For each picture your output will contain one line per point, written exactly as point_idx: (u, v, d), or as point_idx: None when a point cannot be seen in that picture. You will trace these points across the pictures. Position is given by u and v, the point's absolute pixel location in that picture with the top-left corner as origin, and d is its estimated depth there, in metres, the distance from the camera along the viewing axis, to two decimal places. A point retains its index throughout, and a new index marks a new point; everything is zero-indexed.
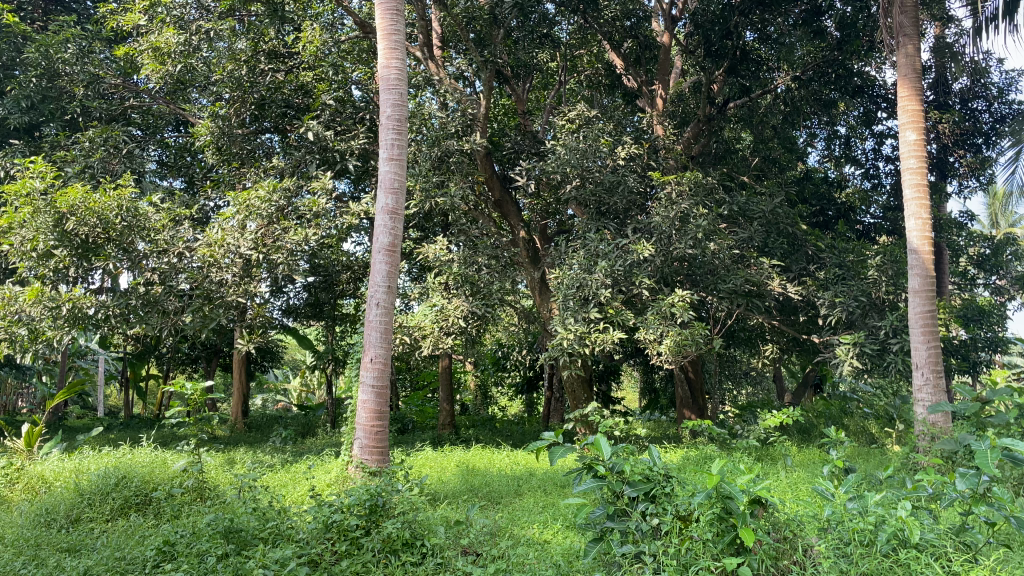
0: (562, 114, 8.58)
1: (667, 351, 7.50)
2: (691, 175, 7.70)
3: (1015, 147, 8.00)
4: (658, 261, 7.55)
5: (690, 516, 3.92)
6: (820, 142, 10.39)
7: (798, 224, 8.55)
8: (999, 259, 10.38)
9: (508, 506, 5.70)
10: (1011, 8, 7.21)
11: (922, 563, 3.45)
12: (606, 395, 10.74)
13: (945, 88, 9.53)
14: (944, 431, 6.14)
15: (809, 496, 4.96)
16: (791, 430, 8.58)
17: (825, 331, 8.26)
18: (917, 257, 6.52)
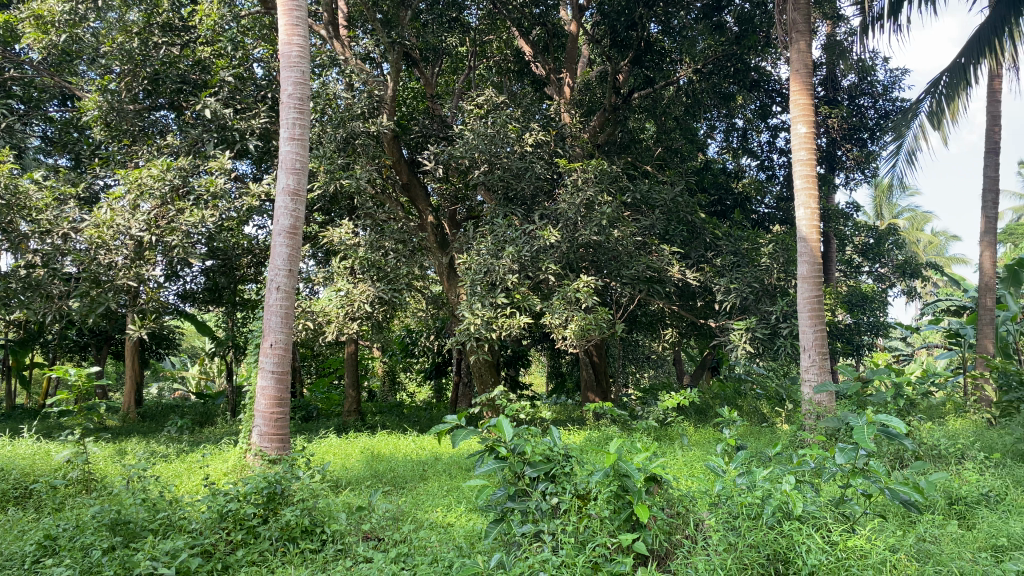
0: (471, 98, 8.58)
1: (572, 336, 7.61)
2: (596, 163, 7.85)
3: (896, 140, 8.48)
4: (563, 247, 7.69)
5: (588, 494, 3.98)
6: (719, 134, 10.88)
7: (698, 212, 8.84)
8: (882, 249, 11.04)
9: (412, 491, 5.68)
10: (896, 8, 7.70)
11: (804, 534, 3.59)
12: (513, 379, 10.85)
13: (834, 85, 10.05)
14: (830, 410, 6.45)
15: (701, 473, 5.16)
16: (689, 412, 8.90)
17: (721, 316, 8.59)
18: (806, 245, 6.85)
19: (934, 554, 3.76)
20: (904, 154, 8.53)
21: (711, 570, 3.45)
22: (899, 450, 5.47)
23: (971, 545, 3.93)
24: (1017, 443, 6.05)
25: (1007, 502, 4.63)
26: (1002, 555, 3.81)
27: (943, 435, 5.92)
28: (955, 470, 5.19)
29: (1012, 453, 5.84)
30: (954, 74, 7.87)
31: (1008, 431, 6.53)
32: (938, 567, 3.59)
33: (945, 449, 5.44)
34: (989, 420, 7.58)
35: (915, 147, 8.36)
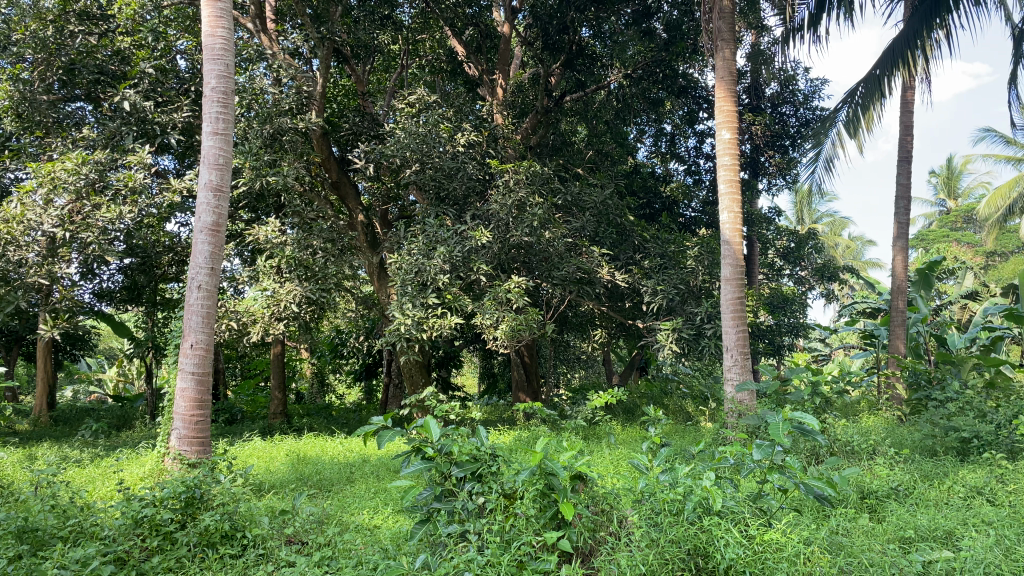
0: (402, 96, 8.55)
1: (503, 336, 7.62)
2: (528, 164, 7.93)
3: (816, 148, 8.79)
4: (494, 247, 7.71)
5: (515, 493, 4.01)
6: (648, 138, 11.03)
7: (627, 215, 8.99)
8: (802, 252, 11.44)
9: (338, 493, 5.59)
10: (815, 20, 7.99)
11: (723, 529, 3.67)
12: (445, 380, 10.82)
13: (758, 92, 10.33)
14: (751, 408, 6.64)
15: (626, 470, 5.24)
16: (617, 411, 9.04)
17: (649, 316, 8.75)
18: (729, 248, 7.05)
19: (846, 546, 3.91)
20: (823, 161, 8.86)
21: (633, 566, 3.50)
22: (815, 446, 5.67)
23: (880, 536, 4.10)
24: (925, 439, 6.35)
25: (914, 495, 4.85)
26: (908, 546, 3.99)
27: (856, 431, 6.16)
28: (866, 465, 5.41)
29: (920, 449, 6.12)
30: (869, 85, 8.20)
31: (917, 427, 6.84)
32: (849, 559, 3.73)
33: (858, 445, 5.66)
34: (899, 416, 7.92)
35: (833, 154, 8.69)
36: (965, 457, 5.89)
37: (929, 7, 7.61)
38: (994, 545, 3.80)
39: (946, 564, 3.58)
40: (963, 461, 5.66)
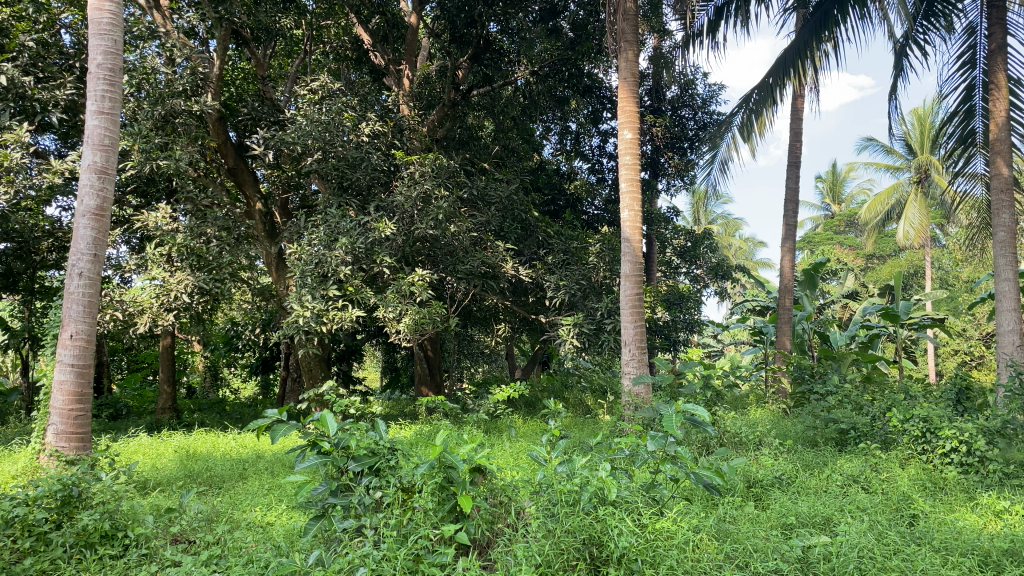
0: (305, 83, 8.31)
1: (405, 330, 7.53)
2: (433, 157, 7.88)
3: (712, 150, 9.11)
4: (399, 240, 7.61)
5: (413, 487, 3.94)
6: (553, 135, 11.13)
7: (531, 211, 9.07)
8: (697, 251, 11.84)
9: (229, 490, 5.40)
10: (714, 27, 8.29)
11: (617, 517, 3.74)
12: (345, 374, 10.62)
13: (659, 96, 10.54)
14: (646, 401, 6.82)
15: (525, 462, 5.30)
16: (518, 405, 9.12)
17: (551, 311, 8.85)
18: (629, 245, 7.22)
19: (732, 533, 4.07)
20: (718, 164, 9.19)
21: (529, 557, 3.50)
22: (705, 438, 5.88)
23: (764, 523, 4.28)
24: (807, 430, 6.70)
25: (795, 483, 5.10)
26: (789, 532, 4.19)
27: (744, 422, 6.44)
28: (753, 456, 5.66)
29: (802, 440, 6.45)
30: (762, 91, 8.53)
31: (800, 419, 7.21)
32: (735, 545, 3.89)
33: (745, 436, 5.91)
34: (784, 409, 8.32)
35: (728, 157, 9.04)
36: (842, 447, 6.25)
37: (818, 20, 7.98)
38: (867, 530, 4.04)
39: (824, 549, 3.77)
40: (841, 451, 6.00)
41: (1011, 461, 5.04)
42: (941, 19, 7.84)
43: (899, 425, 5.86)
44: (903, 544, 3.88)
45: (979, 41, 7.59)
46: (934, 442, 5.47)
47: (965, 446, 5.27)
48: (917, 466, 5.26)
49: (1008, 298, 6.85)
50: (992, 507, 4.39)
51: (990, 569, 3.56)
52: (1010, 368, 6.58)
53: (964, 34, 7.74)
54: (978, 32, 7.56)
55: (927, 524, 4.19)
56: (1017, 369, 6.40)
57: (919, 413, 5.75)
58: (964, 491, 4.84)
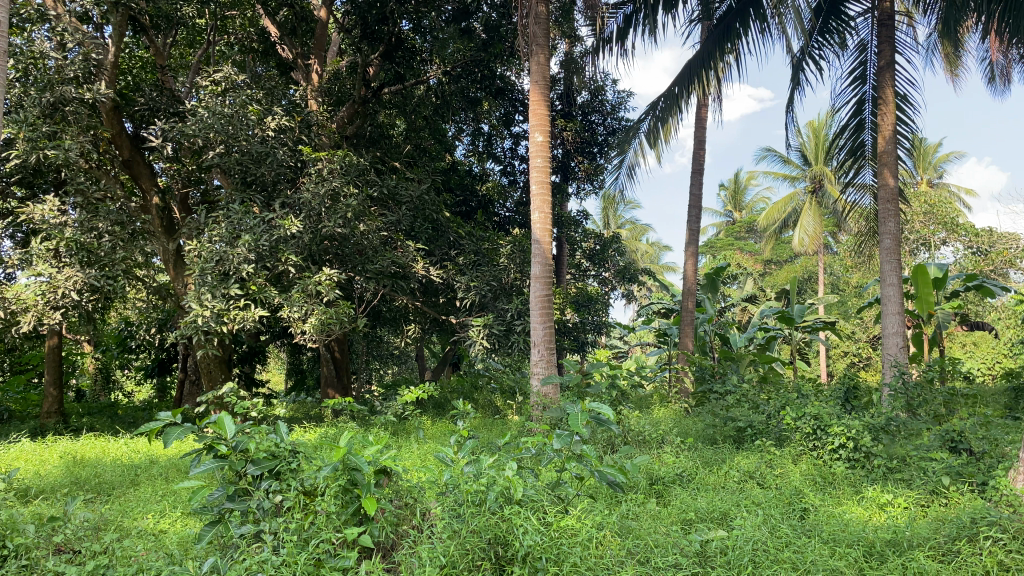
0: (208, 74, 7.99)
1: (311, 330, 7.34)
2: (342, 154, 7.74)
3: (620, 155, 9.30)
4: (305, 238, 7.42)
5: (315, 490, 3.84)
6: (465, 136, 11.07)
7: (442, 211, 9.03)
8: (606, 255, 12.07)
9: (119, 497, 5.14)
10: (622, 34, 8.46)
11: (522, 517, 3.75)
12: (248, 376, 10.29)
13: (570, 100, 10.67)
14: (554, 401, 6.90)
15: (432, 463, 5.27)
16: (426, 406, 9.07)
17: (461, 312, 8.85)
18: (539, 246, 7.29)
19: (634, 529, 4.16)
20: (626, 168, 9.39)
21: (433, 558, 3.46)
22: (611, 436, 5.99)
23: (665, 519, 4.39)
24: (707, 428, 6.93)
25: (695, 480, 5.25)
26: (689, 527, 4.30)
27: (648, 422, 6.61)
28: (655, 454, 5.80)
29: (703, 437, 6.66)
30: (668, 100, 8.75)
31: (700, 418, 7.44)
32: (636, 541, 3.98)
33: (649, 434, 6.06)
34: (685, 408, 8.58)
35: (635, 162, 9.25)
36: (739, 444, 6.49)
37: (721, 32, 8.28)
38: (761, 524, 4.19)
39: (720, 543, 3.89)
40: (738, 448, 6.23)
41: (894, 455, 5.33)
42: (835, 35, 8.25)
43: (792, 423, 6.11)
44: (795, 536, 4.04)
45: (869, 58, 8.03)
46: (824, 438, 5.74)
47: (852, 442, 5.54)
48: (809, 462, 5.50)
49: (892, 303, 7.26)
50: (877, 500, 4.62)
51: (874, 558, 3.74)
52: (893, 369, 6.96)
53: (855, 51, 8.17)
54: (869, 50, 8.00)
55: (817, 517, 4.38)
56: (900, 369, 6.78)
57: (811, 411, 6.03)
58: (851, 485, 5.09)
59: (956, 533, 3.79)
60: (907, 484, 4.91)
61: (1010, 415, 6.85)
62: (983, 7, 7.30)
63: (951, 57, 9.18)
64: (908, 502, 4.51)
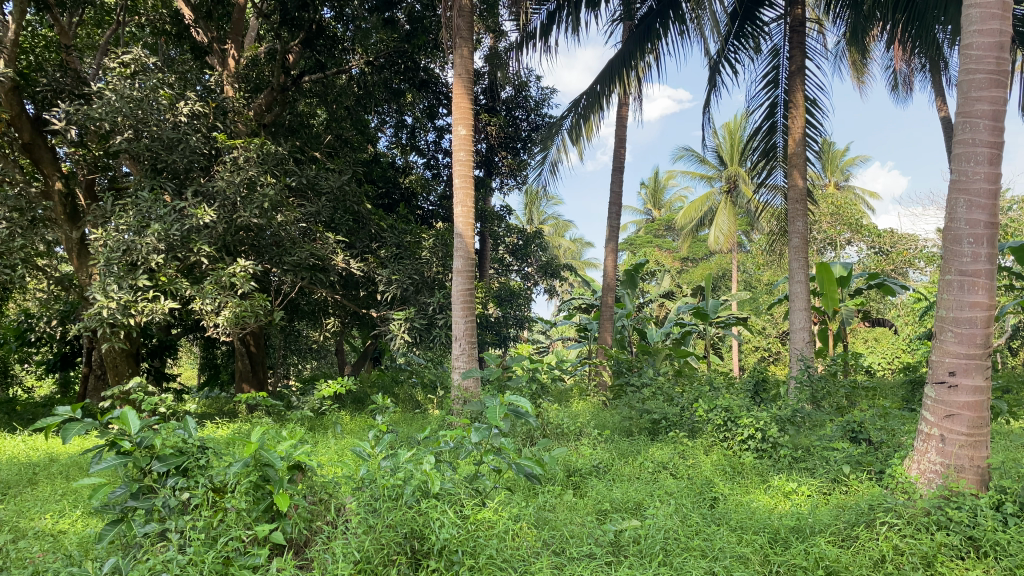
0: (115, 55, 7.62)
1: (225, 323, 7.12)
2: (259, 143, 7.53)
3: (543, 151, 9.36)
4: (219, 228, 7.18)
5: (225, 486, 3.72)
6: (389, 128, 10.97)
7: (364, 203, 8.90)
8: (528, 250, 12.15)
9: (14, 498, 4.87)
10: (546, 31, 8.51)
11: (439, 510, 3.72)
12: (158, 371, 9.92)
13: (494, 95, 10.68)
14: (475, 395, 6.91)
15: (349, 458, 5.20)
16: (345, 401, 8.95)
17: (383, 306, 8.75)
18: (461, 240, 7.27)
19: (550, 520, 4.21)
20: (548, 164, 9.47)
21: (347, 553, 3.40)
22: (530, 430, 6.06)
23: (581, 510, 4.45)
24: (623, 421, 7.08)
25: (611, 471, 5.36)
26: (604, 518, 4.38)
27: (567, 415, 6.71)
28: (574, 446, 5.88)
29: (619, 430, 6.81)
30: (590, 97, 8.83)
31: (617, 410, 7.59)
32: (552, 532, 4.03)
33: (567, 427, 6.14)
34: (603, 401, 8.73)
35: (557, 158, 9.33)
36: (654, 436, 6.65)
37: (642, 33, 8.44)
38: (673, 513, 4.30)
39: (633, 532, 3.98)
40: (653, 440, 6.38)
41: (799, 446, 5.55)
42: (750, 40, 8.51)
43: (704, 415, 6.31)
44: (704, 524, 4.17)
45: (781, 63, 8.32)
46: (734, 430, 5.93)
47: (760, 433, 5.74)
48: (719, 453, 5.67)
49: (800, 300, 7.55)
50: (782, 488, 4.81)
51: (778, 545, 3.88)
52: (799, 362, 7.26)
53: (768, 56, 8.45)
54: (781, 55, 8.29)
55: (725, 505, 4.52)
56: (806, 363, 7.06)
57: (722, 404, 6.22)
58: (759, 474, 5.27)
59: (855, 519, 3.96)
60: (811, 473, 5.13)
61: (905, 407, 7.24)
62: (888, 18, 7.64)
63: (858, 65, 9.64)
64: (810, 490, 4.71)
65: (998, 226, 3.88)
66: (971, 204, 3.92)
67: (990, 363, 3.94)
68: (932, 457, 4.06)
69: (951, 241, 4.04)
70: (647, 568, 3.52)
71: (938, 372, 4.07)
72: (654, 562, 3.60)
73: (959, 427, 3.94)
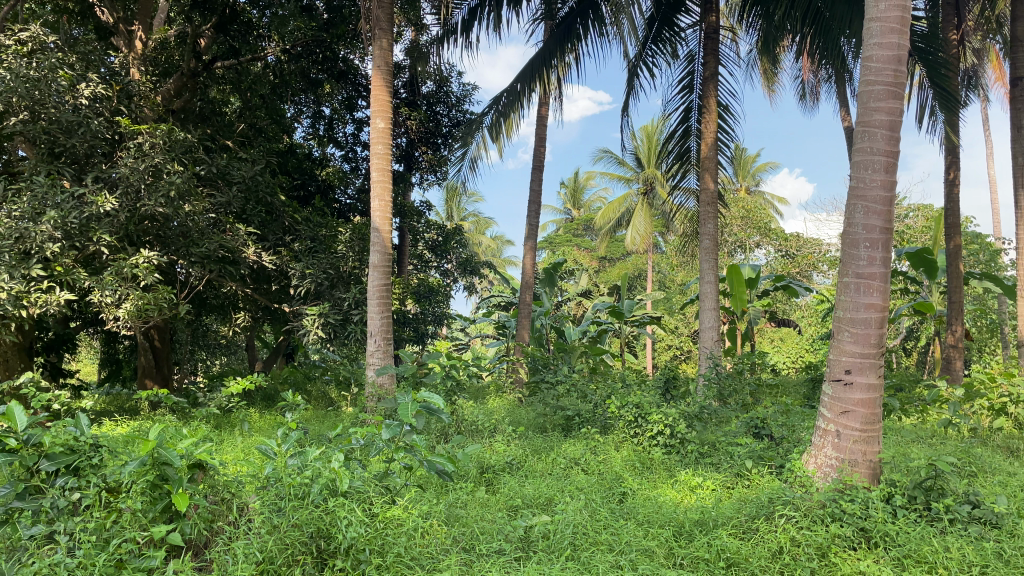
0: (10, 30, 7.16)
1: (126, 317, 6.80)
2: (166, 128, 7.24)
3: (463, 148, 9.32)
4: (122, 217, 6.85)
5: (119, 486, 3.54)
6: (305, 119, 10.75)
7: (277, 194, 8.68)
8: (448, 246, 12.09)
9: None
10: (467, 27, 8.48)
11: (347, 509, 3.64)
12: (54, 366, 9.41)
13: (415, 89, 10.59)
14: (389, 391, 6.83)
15: (252, 457, 5.05)
16: (255, 398, 8.70)
17: (296, 300, 8.55)
18: (378, 235, 7.17)
19: (461, 517, 4.19)
20: (468, 161, 9.45)
21: (248, 554, 3.29)
22: (444, 427, 6.05)
23: (492, 507, 4.45)
24: (537, 418, 7.15)
25: (523, 467, 5.38)
26: (515, 513, 4.39)
27: (481, 412, 6.72)
28: (487, 442, 5.89)
29: (533, 426, 6.87)
30: (510, 96, 8.76)
31: (532, 407, 7.64)
32: (463, 529, 4.01)
33: (481, 424, 6.16)
34: (519, 398, 8.79)
35: (477, 155, 9.32)
36: (567, 432, 6.73)
37: (562, 33, 8.52)
38: (582, 508, 4.35)
39: (543, 527, 4.01)
40: (566, 436, 6.44)
41: (705, 441, 5.72)
42: (667, 44, 8.69)
43: (616, 411, 6.42)
44: (612, 519, 4.23)
45: (696, 68, 8.53)
46: (644, 426, 6.05)
47: (669, 429, 5.88)
48: (629, 448, 5.78)
49: (710, 299, 7.75)
50: (688, 483, 4.93)
51: (682, 538, 3.97)
52: (708, 361, 7.46)
53: (684, 61, 8.65)
54: (696, 60, 8.51)
55: (633, 500, 4.60)
56: (714, 361, 7.27)
57: (633, 400, 6.35)
58: (667, 468, 5.39)
59: (755, 512, 4.08)
60: (715, 467, 5.28)
61: (806, 404, 7.56)
62: (796, 29, 7.93)
63: (769, 74, 9.99)
64: (714, 484, 4.84)
65: (892, 231, 4.07)
66: (868, 209, 4.11)
67: (883, 362, 4.13)
68: (828, 451, 4.23)
69: (849, 245, 4.22)
70: (555, 563, 3.54)
71: (835, 370, 4.24)
72: (561, 557, 3.62)
73: (853, 423, 4.12)
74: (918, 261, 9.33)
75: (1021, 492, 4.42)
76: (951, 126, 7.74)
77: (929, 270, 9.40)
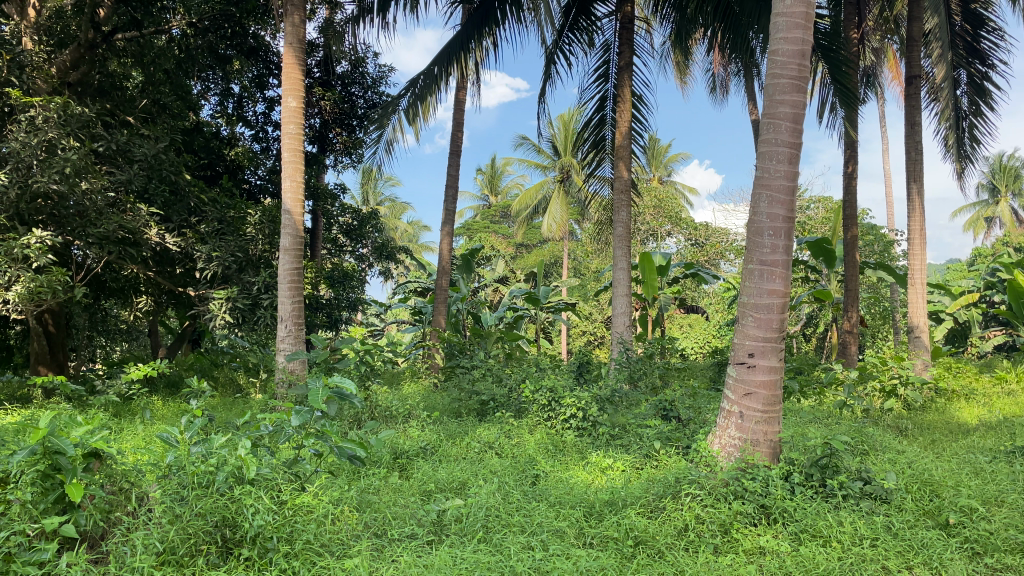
0: None
1: (16, 300, 6.41)
2: (60, 101, 6.84)
3: (379, 130, 9.17)
4: (12, 193, 6.44)
5: (7, 477, 3.34)
6: (213, 96, 10.35)
7: (182, 174, 8.31)
8: (363, 230, 11.90)
9: None
10: (384, 6, 8.32)
11: (254, 497, 3.52)
12: None
13: (328, 69, 10.38)
14: (300, 377, 6.69)
15: (153, 447, 4.86)
16: (158, 386, 8.37)
17: (202, 284, 8.26)
18: (289, 217, 6.98)
19: (373, 502, 4.16)
20: (384, 143, 9.31)
21: (148, 545, 3.14)
22: (357, 412, 6.00)
23: (405, 492, 4.42)
24: (452, 402, 7.15)
25: (438, 452, 5.37)
26: (427, 498, 4.39)
27: (396, 398, 6.69)
28: (401, 428, 5.86)
29: (448, 411, 6.87)
30: (427, 79, 8.65)
31: (447, 392, 7.64)
32: (375, 515, 3.98)
33: (395, 410, 6.11)
34: (434, 383, 8.77)
35: (393, 138, 9.19)
36: (482, 416, 6.78)
37: (480, 17, 8.47)
38: (495, 491, 4.38)
39: (456, 511, 4.00)
40: (481, 420, 6.47)
41: (616, 424, 5.85)
42: (584, 33, 8.77)
43: (530, 395, 6.51)
44: (524, 501, 4.27)
45: (611, 58, 8.64)
46: (558, 409, 6.14)
47: (581, 412, 5.99)
48: (543, 431, 5.84)
49: (622, 285, 7.89)
50: (599, 464, 5.02)
51: (593, 517, 4.05)
52: (618, 345, 7.63)
53: (600, 50, 8.76)
54: (611, 50, 8.63)
55: (546, 481, 4.67)
56: (625, 346, 7.44)
57: (547, 384, 6.41)
58: (579, 451, 5.47)
59: (662, 491, 4.19)
60: (625, 448, 5.40)
61: (712, 387, 7.84)
62: (708, 23, 8.12)
63: (681, 65, 10.22)
64: (624, 465, 4.95)
65: (794, 220, 4.25)
66: (772, 199, 4.26)
67: (784, 346, 4.30)
68: (732, 432, 4.38)
69: (754, 233, 4.37)
70: (467, 545, 3.56)
71: (739, 353, 4.39)
72: (473, 539, 3.64)
73: (756, 405, 4.29)
74: (818, 251, 9.75)
75: (907, 468, 4.70)
76: (849, 122, 8.10)
77: (827, 260, 9.84)
